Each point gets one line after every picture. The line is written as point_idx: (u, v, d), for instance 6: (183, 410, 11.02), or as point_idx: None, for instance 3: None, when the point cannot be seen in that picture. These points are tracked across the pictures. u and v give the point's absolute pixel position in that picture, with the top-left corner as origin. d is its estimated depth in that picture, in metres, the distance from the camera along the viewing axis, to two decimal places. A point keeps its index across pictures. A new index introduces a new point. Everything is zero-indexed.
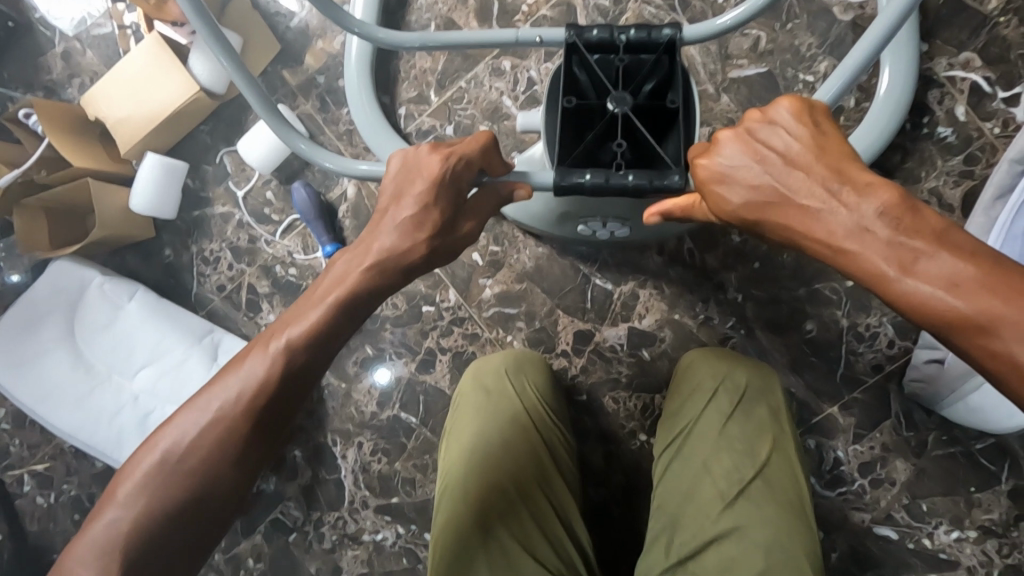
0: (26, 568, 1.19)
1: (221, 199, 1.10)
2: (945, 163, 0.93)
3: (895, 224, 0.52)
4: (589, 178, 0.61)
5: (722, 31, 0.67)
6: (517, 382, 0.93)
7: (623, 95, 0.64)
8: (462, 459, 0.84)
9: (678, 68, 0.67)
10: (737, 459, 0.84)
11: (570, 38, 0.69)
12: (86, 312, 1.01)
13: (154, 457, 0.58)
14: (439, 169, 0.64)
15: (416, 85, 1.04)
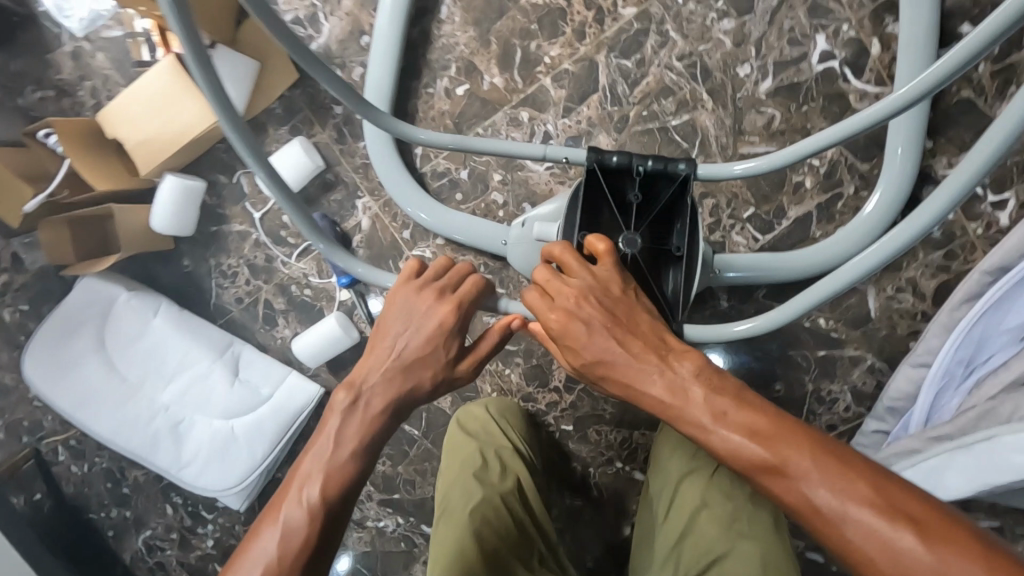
0: (64, 524, 1.35)
1: (239, 218, 1.14)
2: (926, 256, 1.00)
3: (742, 419, 0.59)
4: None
5: (731, 177, 0.72)
6: (502, 424, 1.08)
7: (633, 237, 0.70)
8: (469, 500, 0.95)
9: (688, 205, 0.71)
10: (727, 495, 0.95)
11: (591, 163, 0.72)
12: (114, 325, 1.08)
13: None
14: (449, 313, 0.73)
15: (433, 125, 1.04)
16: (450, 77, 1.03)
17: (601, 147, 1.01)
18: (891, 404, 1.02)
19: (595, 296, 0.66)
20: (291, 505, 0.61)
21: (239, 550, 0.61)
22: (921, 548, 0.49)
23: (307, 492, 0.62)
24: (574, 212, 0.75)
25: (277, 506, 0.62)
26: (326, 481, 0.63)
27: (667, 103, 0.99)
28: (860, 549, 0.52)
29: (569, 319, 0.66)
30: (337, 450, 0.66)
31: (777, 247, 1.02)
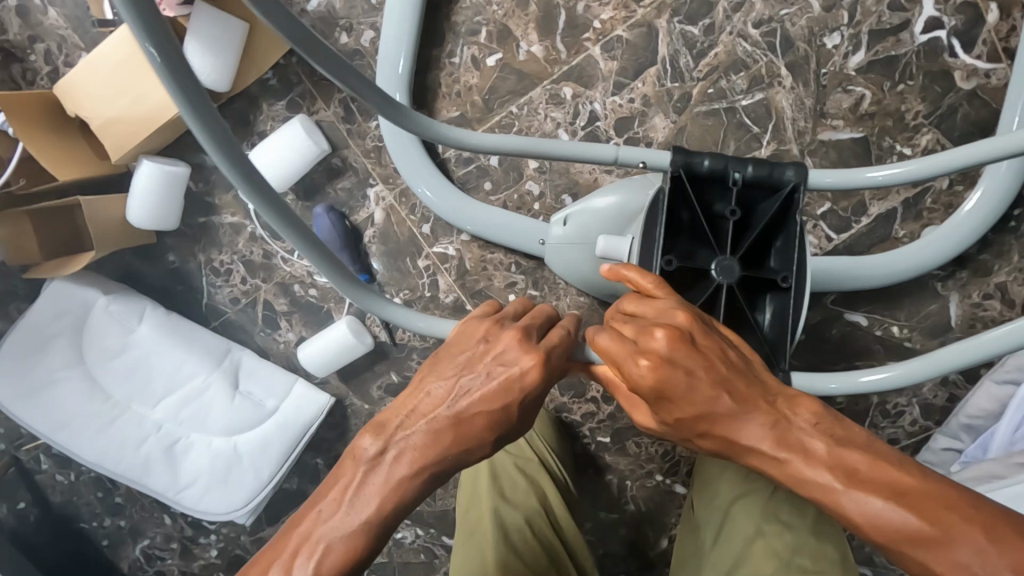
0: (53, 535, 1.25)
1: (229, 208, 0.99)
2: (1021, 258, 0.89)
3: (881, 478, 0.47)
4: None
5: (861, 186, 0.60)
6: (533, 438, 0.93)
7: (729, 263, 0.57)
8: (491, 528, 0.79)
9: (796, 224, 0.58)
10: (791, 530, 0.78)
11: (676, 168, 0.58)
12: (92, 335, 0.94)
13: None
14: (536, 362, 0.54)
15: (459, 102, 0.88)
16: (479, 44, 0.87)
17: (658, 131, 0.86)
18: (967, 421, 0.93)
19: (684, 333, 0.51)
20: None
21: None
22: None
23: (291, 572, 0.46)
24: (650, 227, 0.62)
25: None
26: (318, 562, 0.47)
27: (738, 79, 0.84)
28: None
29: (661, 369, 0.50)
30: (347, 519, 0.48)
31: (853, 248, 0.89)
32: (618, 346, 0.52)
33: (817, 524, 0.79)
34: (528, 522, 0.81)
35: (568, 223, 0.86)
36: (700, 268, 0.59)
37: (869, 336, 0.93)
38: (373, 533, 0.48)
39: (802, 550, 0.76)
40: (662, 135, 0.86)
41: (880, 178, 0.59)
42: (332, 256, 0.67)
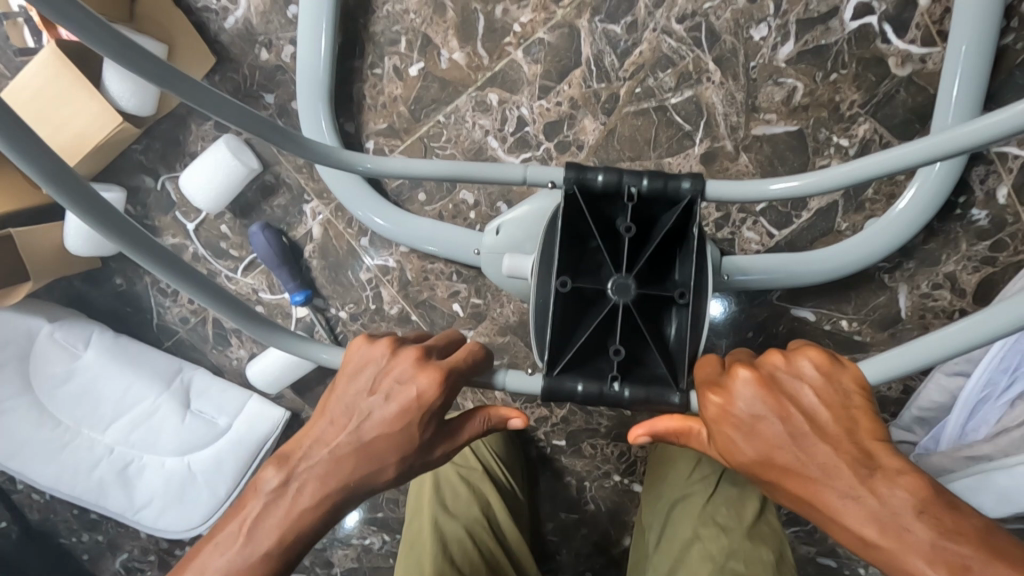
0: (35, 551, 1.28)
1: (170, 229, 0.98)
2: (970, 248, 0.86)
3: (884, 480, 0.50)
4: (582, 387, 0.57)
5: (759, 198, 0.59)
6: (475, 443, 0.94)
7: (625, 281, 0.58)
8: (423, 527, 0.83)
9: (695, 238, 0.57)
10: (726, 532, 0.77)
11: (569, 185, 0.57)
12: (37, 363, 0.95)
13: None
14: (430, 384, 0.56)
15: (385, 114, 0.87)
16: (400, 54, 0.85)
17: (587, 133, 0.84)
18: (919, 413, 0.92)
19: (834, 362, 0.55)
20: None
21: None
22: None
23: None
24: (552, 244, 0.61)
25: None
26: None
27: (665, 76, 0.82)
28: None
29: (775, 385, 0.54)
30: (245, 547, 0.54)
31: (794, 244, 0.87)
32: (716, 373, 0.56)
33: (754, 526, 0.78)
34: (469, 532, 0.82)
35: (502, 233, 0.82)
36: (598, 288, 0.59)
37: (818, 330, 0.92)
38: (273, 558, 0.54)
39: (736, 553, 0.75)
40: (592, 138, 0.84)
41: (780, 189, 0.58)
42: (226, 292, 0.58)
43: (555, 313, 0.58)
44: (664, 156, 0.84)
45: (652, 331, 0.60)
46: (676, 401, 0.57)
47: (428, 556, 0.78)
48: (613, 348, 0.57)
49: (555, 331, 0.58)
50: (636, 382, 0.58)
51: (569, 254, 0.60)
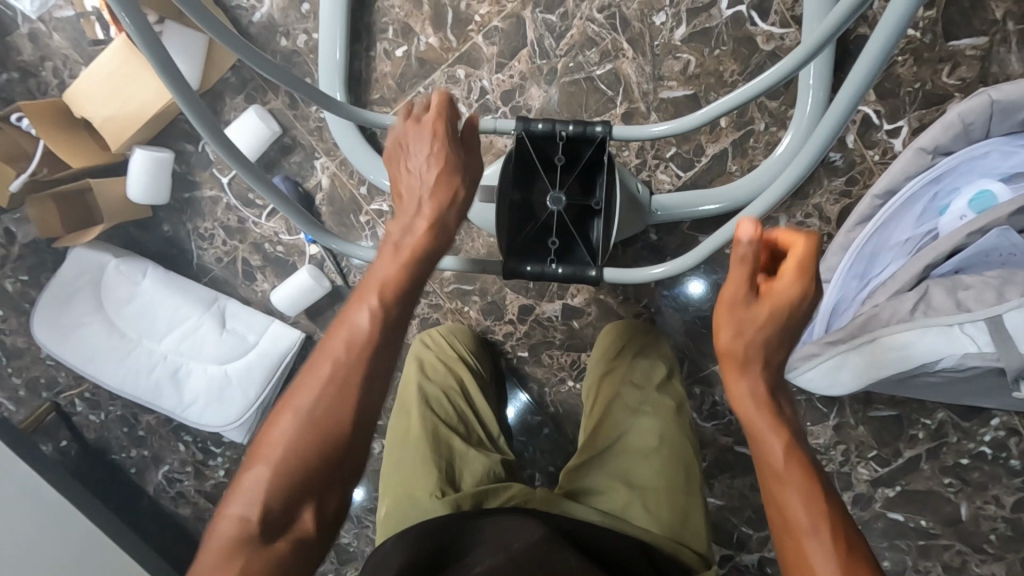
0: (91, 465, 1.51)
1: (208, 183, 1.25)
2: (830, 182, 1.11)
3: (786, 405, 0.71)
4: (529, 267, 0.81)
5: (650, 137, 0.84)
6: (450, 340, 1.22)
7: (558, 195, 0.81)
8: (415, 392, 1.12)
9: (608, 166, 0.82)
10: (638, 389, 1.09)
11: (519, 132, 0.82)
12: (108, 288, 1.22)
13: (275, 448, 0.65)
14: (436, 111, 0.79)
15: (378, 87, 1.12)
16: (389, 39, 1.11)
17: (534, 99, 1.09)
18: None
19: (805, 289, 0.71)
20: (324, 386, 0.66)
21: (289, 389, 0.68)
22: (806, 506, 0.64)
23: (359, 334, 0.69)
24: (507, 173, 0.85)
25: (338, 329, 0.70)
26: (376, 286, 0.72)
27: (591, 53, 1.07)
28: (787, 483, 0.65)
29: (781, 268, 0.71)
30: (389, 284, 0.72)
31: (697, 182, 1.13)
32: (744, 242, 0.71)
33: (661, 384, 1.09)
34: (446, 396, 1.13)
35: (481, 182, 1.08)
36: (541, 200, 0.83)
37: None
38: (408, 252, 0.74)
39: (646, 400, 1.07)
40: (537, 102, 1.09)
41: (662, 130, 0.83)
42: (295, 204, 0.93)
43: (511, 220, 0.82)
44: (593, 115, 1.09)
45: (580, 232, 0.84)
46: (593, 277, 0.82)
47: (417, 407, 1.09)
48: (550, 240, 0.82)
49: (511, 231, 0.82)
50: (567, 264, 0.82)
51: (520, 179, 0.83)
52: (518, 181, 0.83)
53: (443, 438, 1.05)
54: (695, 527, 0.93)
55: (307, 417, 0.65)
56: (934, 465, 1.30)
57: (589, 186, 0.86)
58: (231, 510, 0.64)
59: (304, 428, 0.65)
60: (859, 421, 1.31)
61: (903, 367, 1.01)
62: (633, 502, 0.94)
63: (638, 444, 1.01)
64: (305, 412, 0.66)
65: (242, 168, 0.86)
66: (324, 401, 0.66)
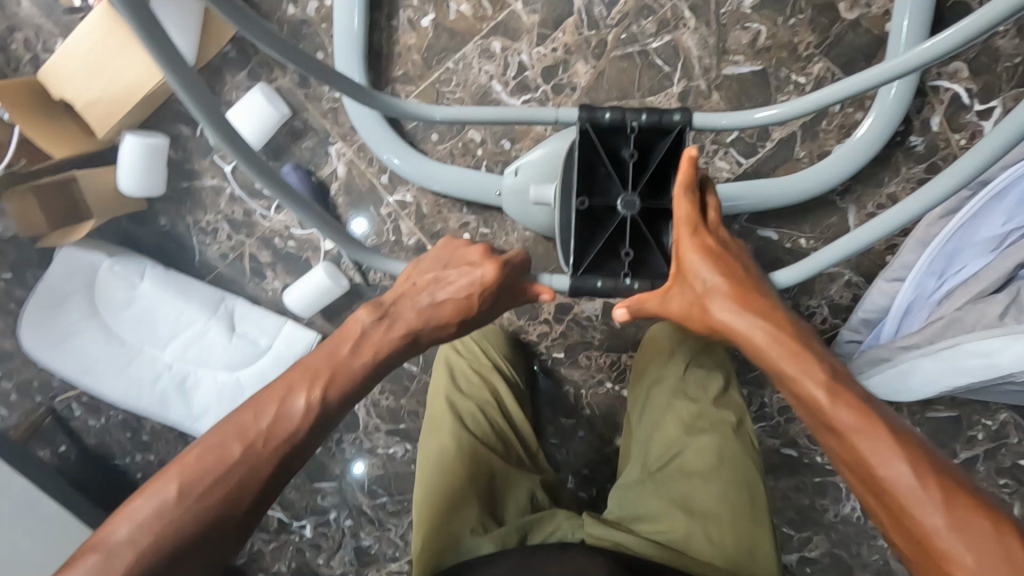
0: (92, 471, 1.41)
1: (209, 171, 1.12)
2: (908, 170, 0.99)
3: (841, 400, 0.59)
4: (601, 283, 0.73)
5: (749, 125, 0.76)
6: (482, 344, 1.11)
7: (631, 198, 0.70)
8: (446, 406, 1.02)
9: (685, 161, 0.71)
10: (693, 399, 0.99)
11: (583, 123, 0.71)
12: (103, 291, 1.10)
13: (177, 498, 0.58)
14: (491, 269, 0.78)
15: (402, 62, 0.98)
16: (413, 7, 0.96)
17: (580, 76, 0.96)
18: (864, 316, 1.09)
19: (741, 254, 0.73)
20: (265, 429, 0.63)
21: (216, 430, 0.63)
22: (938, 517, 0.52)
23: (305, 394, 0.66)
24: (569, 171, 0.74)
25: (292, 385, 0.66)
26: (340, 360, 0.70)
27: (647, 23, 0.94)
28: (892, 491, 0.55)
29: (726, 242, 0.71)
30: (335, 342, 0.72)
31: (760, 170, 1.01)
32: (682, 207, 0.69)
33: (718, 397, 0.99)
34: (481, 409, 1.03)
35: (522, 173, 0.96)
36: (609, 204, 0.72)
37: (780, 248, 1.05)
38: (383, 345, 0.74)
39: (702, 415, 0.97)
40: (584, 80, 0.96)
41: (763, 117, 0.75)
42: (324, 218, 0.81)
43: (577, 229, 0.71)
44: (647, 95, 0.96)
45: (654, 237, 0.74)
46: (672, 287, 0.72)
47: (450, 423, 0.99)
48: (625, 252, 0.72)
49: (578, 243, 0.71)
50: (644, 279, 0.74)
51: (585, 178, 0.72)
52: (582, 181, 0.72)
53: (482, 457, 0.95)
54: (765, 560, 0.84)
55: (226, 475, 0.60)
56: (992, 466, 1.23)
57: (662, 183, 0.74)
58: (130, 527, 0.57)
59: (221, 486, 0.59)
60: (916, 423, 1.23)
61: (983, 374, 0.90)
62: (695, 531, 0.85)
63: (694, 465, 0.92)
64: (223, 467, 0.60)
65: (263, 176, 0.72)
66: (254, 466, 0.61)
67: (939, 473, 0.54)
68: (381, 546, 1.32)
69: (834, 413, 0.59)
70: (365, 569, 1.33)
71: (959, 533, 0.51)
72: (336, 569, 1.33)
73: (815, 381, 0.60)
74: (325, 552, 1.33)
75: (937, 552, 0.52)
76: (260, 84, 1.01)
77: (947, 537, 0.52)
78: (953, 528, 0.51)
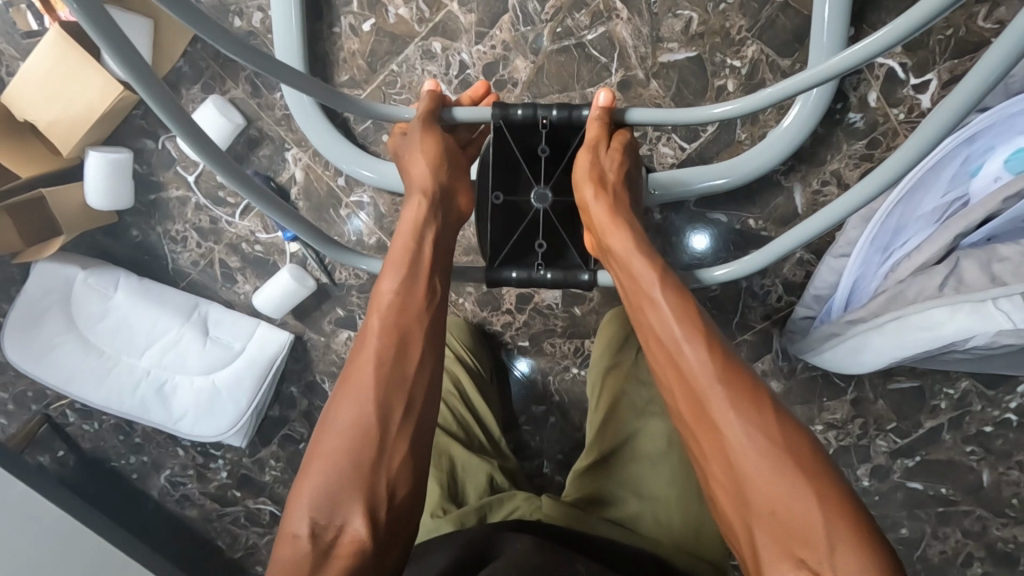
0: (90, 475, 1.47)
1: (174, 183, 1.16)
2: (849, 147, 1.01)
3: (676, 307, 0.69)
4: (516, 274, 0.79)
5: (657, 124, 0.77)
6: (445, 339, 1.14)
7: (543, 191, 0.79)
8: None
9: None
10: (645, 386, 1.02)
11: (497, 121, 0.75)
12: (80, 303, 1.15)
13: (323, 465, 0.64)
14: (429, 141, 0.79)
15: (347, 67, 1.01)
16: (354, 13, 0.99)
17: (519, 72, 0.99)
18: (815, 293, 1.12)
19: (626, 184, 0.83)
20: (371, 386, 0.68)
21: (332, 400, 0.69)
22: (724, 407, 0.63)
23: (379, 342, 0.70)
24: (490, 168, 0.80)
25: (371, 340, 0.71)
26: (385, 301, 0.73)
27: (580, 16, 0.96)
28: (693, 384, 0.65)
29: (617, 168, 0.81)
30: (408, 278, 0.74)
31: (703, 155, 1.04)
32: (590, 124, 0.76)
33: None
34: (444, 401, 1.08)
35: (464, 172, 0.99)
36: (525, 197, 0.80)
37: (730, 230, 1.08)
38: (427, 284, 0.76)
39: (654, 401, 1.00)
40: (524, 75, 0.99)
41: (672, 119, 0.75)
42: (303, 220, 0.80)
43: (494, 223, 0.79)
44: (587, 87, 0.98)
45: (570, 231, 0.81)
46: (584, 283, 0.79)
47: None
48: (537, 244, 0.79)
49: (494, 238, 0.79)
50: (557, 269, 0.80)
51: (503, 172, 0.79)
52: (501, 175, 0.79)
53: (444, 447, 1.01)
54: (710, 537, 0.88)
55: (337, 444, 0.65)
56: (957, 434, 1.25)
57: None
58: (299, 521, 0.62)
59: (338, 453, 0.65)
60: (879, 394, 1.25)
61: (930, 345, 0.92)
62: (644, 512, 0.89)
63: (646, 449, 0.96)
64: (344, 423, 0.66)
65: (235, 180, 0.71)
66: (351, 424, 0.66)
67: (761, 407, 0.62)
68: None
69: (669, 325, 0.68)
70: None
71: (735, 416, 0.62)
72: None
73: (664, 292, 0.70)
74: None
75: (713, 429, 0.63)
76: (213, 98, 1.05)
77: (726, 420, 0.62)
78: (733, 417, 0.62)
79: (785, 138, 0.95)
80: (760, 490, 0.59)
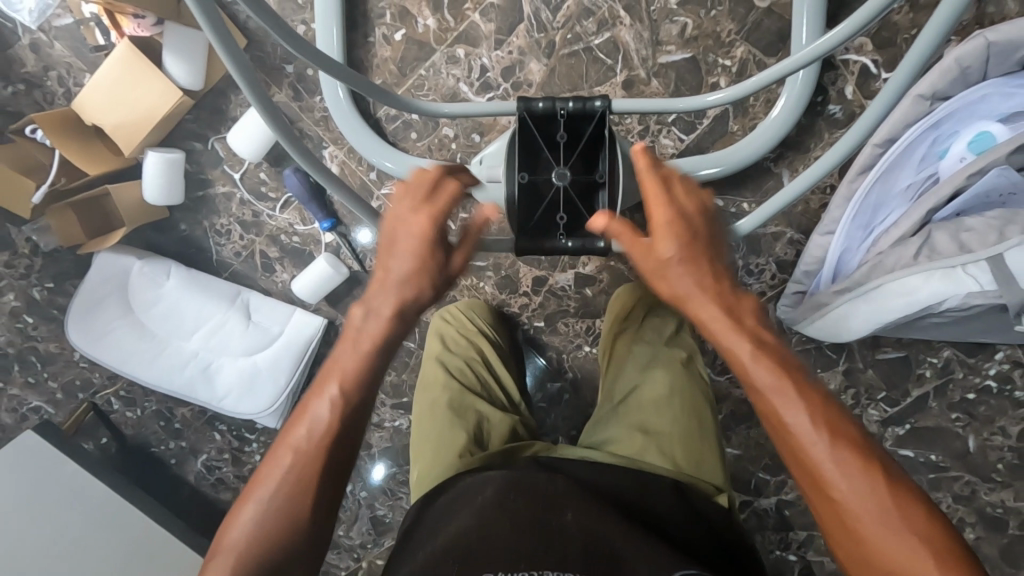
0: (132, 459, 1.56)
1: (220, 180, 1.28)
2: (831, 135, 1.13)
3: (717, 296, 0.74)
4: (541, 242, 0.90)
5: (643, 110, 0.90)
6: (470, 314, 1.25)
7: (563, 171, 0.89)
8: (437, 367, 1.17)
9: (607, 138, 0.90)
10: (650, 346, 1.14)
11: (521, 113, 0.89)
12: (135, 290, 1.26)
13: (292, 446, 0.73)
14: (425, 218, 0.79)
15: (380, 71, 1.13)
16: (387, 24, 1.12)
17: (534, 73, 1.11)
18: (805, 268, 1.20)
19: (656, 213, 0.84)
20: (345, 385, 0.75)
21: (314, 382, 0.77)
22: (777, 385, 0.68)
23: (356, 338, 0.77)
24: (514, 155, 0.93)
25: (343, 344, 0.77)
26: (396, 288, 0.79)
27: (588, 24, 1.09)
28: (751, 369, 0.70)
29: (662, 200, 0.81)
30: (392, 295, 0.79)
31: (700, 145, 1.15)
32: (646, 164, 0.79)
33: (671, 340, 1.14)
34: (468, 366, 1.18)
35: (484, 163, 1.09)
36: (546, 178, 0.91)
37: (726, 213, 1.19)
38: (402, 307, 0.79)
39: (658, 357, 1.11)
40: (538, 77, 1.11)
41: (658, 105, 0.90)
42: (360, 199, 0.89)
43: (519, 199, 0.91)
44: (595, 85, 1.10)
45: (587, 206, 0.92)
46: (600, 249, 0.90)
47: (441, 378, 1.15)
48: (558, 217, 0.90)
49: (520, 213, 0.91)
50: (577, 238, 0.91)
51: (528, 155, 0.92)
52: (524, 159, 0.92)
53: (470, 404, 1.11)
54: (711, 469, 0.97)
55: (307, 435, 0.73)
56: (943, 402, 1.34)
57: (593, 159, 0.93)
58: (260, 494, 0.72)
59: (309, 443, 0.73)
60: (868, 364, 1.36)
61: (911, 306, 1.03)
62: (649, 448, 0.97)
63: (650, 396, 1.05)
64: (316, 413, 0.74)
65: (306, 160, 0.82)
66: (324, 419, 0.73)
67: (812, 390, 0.68)
68: (394, 514, 1.44)
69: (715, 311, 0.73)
70: (381, 537, 1.44)
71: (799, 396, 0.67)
72: (355, 539, 1.44)
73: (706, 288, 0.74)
74: (344, 523, 1.45)
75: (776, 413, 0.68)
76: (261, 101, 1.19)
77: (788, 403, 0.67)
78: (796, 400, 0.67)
79: (773, 125, 1.07)
80: (826, 470, 0.65)
